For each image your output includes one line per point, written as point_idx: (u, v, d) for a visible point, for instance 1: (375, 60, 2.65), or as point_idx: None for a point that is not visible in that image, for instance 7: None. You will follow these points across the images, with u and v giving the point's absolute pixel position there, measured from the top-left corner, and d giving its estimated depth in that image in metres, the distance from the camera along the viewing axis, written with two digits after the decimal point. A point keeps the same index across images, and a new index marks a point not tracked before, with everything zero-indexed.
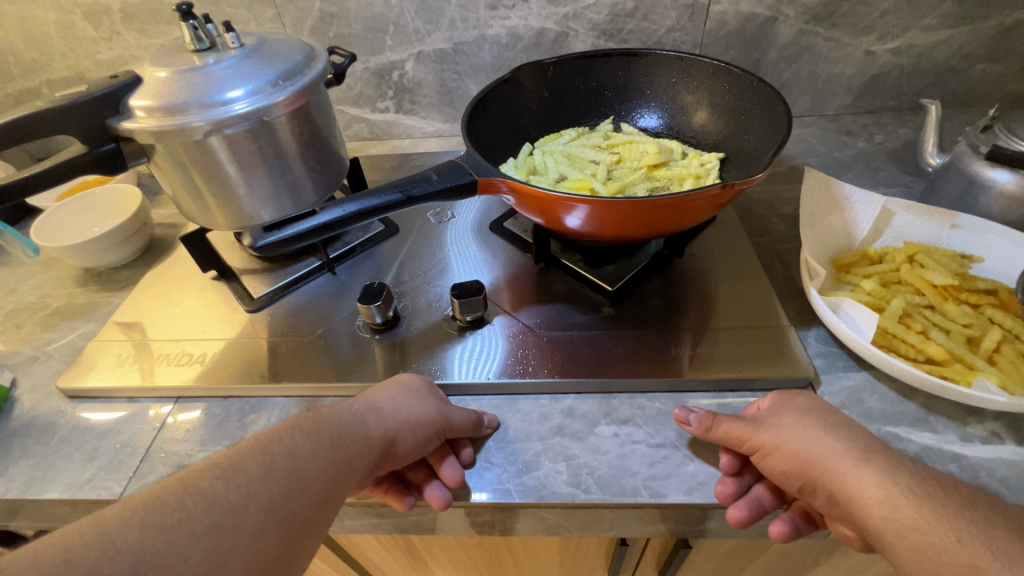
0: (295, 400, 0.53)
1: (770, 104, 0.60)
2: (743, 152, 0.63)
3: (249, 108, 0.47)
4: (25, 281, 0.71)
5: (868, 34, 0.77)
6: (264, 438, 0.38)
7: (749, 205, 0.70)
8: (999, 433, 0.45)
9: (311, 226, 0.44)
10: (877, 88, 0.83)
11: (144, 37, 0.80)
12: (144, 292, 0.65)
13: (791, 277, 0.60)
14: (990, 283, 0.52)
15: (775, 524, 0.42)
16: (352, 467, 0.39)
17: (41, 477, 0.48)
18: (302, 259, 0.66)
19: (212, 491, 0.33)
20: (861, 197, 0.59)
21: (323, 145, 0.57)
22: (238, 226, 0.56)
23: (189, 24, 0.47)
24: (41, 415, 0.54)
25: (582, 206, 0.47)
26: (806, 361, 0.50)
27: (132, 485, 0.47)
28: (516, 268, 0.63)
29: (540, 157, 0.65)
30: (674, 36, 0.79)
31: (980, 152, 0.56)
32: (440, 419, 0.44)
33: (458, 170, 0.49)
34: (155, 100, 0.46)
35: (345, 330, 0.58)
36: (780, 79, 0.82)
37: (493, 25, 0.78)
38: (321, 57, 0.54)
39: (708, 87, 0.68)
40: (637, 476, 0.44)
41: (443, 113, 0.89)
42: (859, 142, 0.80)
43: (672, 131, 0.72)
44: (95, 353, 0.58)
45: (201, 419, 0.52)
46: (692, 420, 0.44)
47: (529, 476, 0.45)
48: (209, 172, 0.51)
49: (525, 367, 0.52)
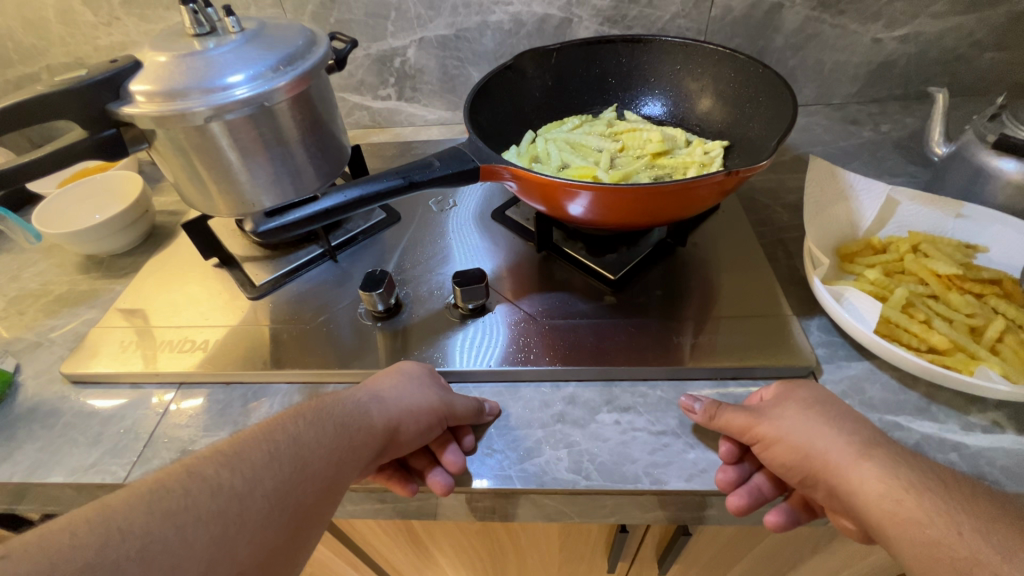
0: (297, 387, 0.53)
1: (775, 92, 0.59)
2: (748, 140, 0.63)
3: (250, 93, 0.46)
4: (27, 268, 0.71)
5: (875, 21, 0.76)
6: (267, 425, 0.38)
7: (752, 194, 0.70)
8: (1001, 422, 0.45)
9: (312, 212, 0.44)
10: (884, 77, 0.82)
11: (144, 22, 0.79)
12: (146, 279, 0.65)
13: (794, 267, 0.59)
14: (994, 273, 0.52)
15: (771, 514, 0.42)
16: (355, 456, 0.39)
17: (46, 462, 0.48)
18: (303, 247, 0.66)
19: (217, 479, 0.34)
20: (866, 186, 0.59)
21: (324, 131, 0.56)
22: (239, 213, 0.56)
23: (189, 7, 0.47)
24: (45, 401, 0.54)
25: (585, 193, 0.47)
26: (808, 350, 0.50)
27: (136, 470, 0.47)
28: (517, 256, 0.63)
29: (542, 145, 0.65)
30: (678, 23, 0.78)
31: (986, 141, 0.56)
32: (442, 407, 0.44)
33: (460, 156, 0.49)
34: (155, 85, 0.45)
35: (346, 318, 0.58)
36: (786, 67, 0.81)
37: (495, 11, 0.77)
38: (322, 42, 0.53)
39: (712, 74, 0.67)
40: (638, 463, 0.44)
41: (445, 101, 0.88)
42: (864, 131, 0.79)
43: (675, 119, 0.71)
44: (98, 340, 0.58)
45: (204, 405, 0.52)
46: (697, 408, 0.44)
47: (530, 463, 0.45)
48: (210, 159, 0.50)
49: (527, 355, 0.52)
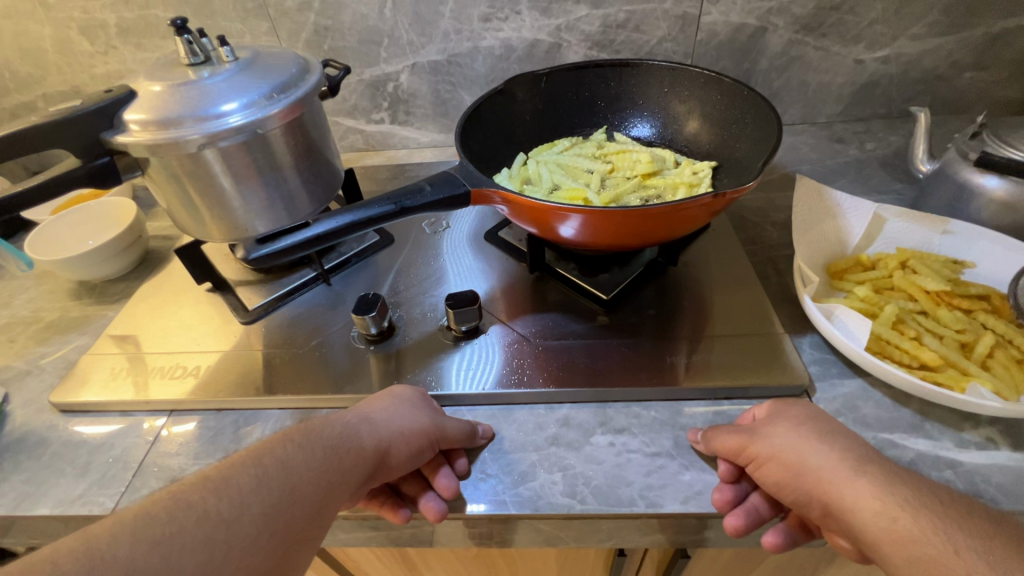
0: (290, 412, 0.53)
1: (761, 113, 0.61)
2: (735, 161, 0.64)
3: (244, 121, 0.47)
4: (19, 295, 0.70)
5: (857, 43, 0.78)
6: (256, 450, 0.38)
7: (742, 213, 0.70)
8: (994, 439, 0.45)
9: (304, 238, 0.44)
10: (867, 96, 0.84)
11: (140, 51, 0.81)
12: (138, 305, 0.65)
13: (785, 284, 0.60)
14: (983, 288, 0.52)
15: (769, 535, 0.42)
16: (345, 479, 0.39)
17: (33, 493, 0.47)
18: (297, 270, 0.67)
19: (204, 505, 0.33)
20: (853, 205, 0.60)
21: (317, 157, 0.57)
22: (232, 237, 0.56)
23: (184, 38, 0.48)
24: (33, 430, 0.53)
25: (576, 216, 0.47)
26: (801, 369, 0.50)
27: (124, 500, 0.46)
28: (511, 277, 0.63)
29: (534, 167, 0.66)
30: (665, 47, 0.79)
31: (969, 159, 0.57)
32: (434, 429, 0.44)
33: (451, 180, 0.49)
34: (149, 113, 0.46)
35: (340, 341, 0.58)
36: (771, 88, 0.83)
37: (486, 37, 0.79)
38: (315, 70, 0.54)
39: (699, 96, 0.68)
40: (633, 485, 0.44)
41: (438, 124, 0.89)
42: (850, 149, 0.81)
43: (664, 140, 0.72)
44: (88, 367, 0.57)
45: (195, 432, 0.52)
46: (699, 439, 0.45)
47: (524, 487, 0.44)
48: (204, 185, 0.51)
49: (520, 377, 0.52)
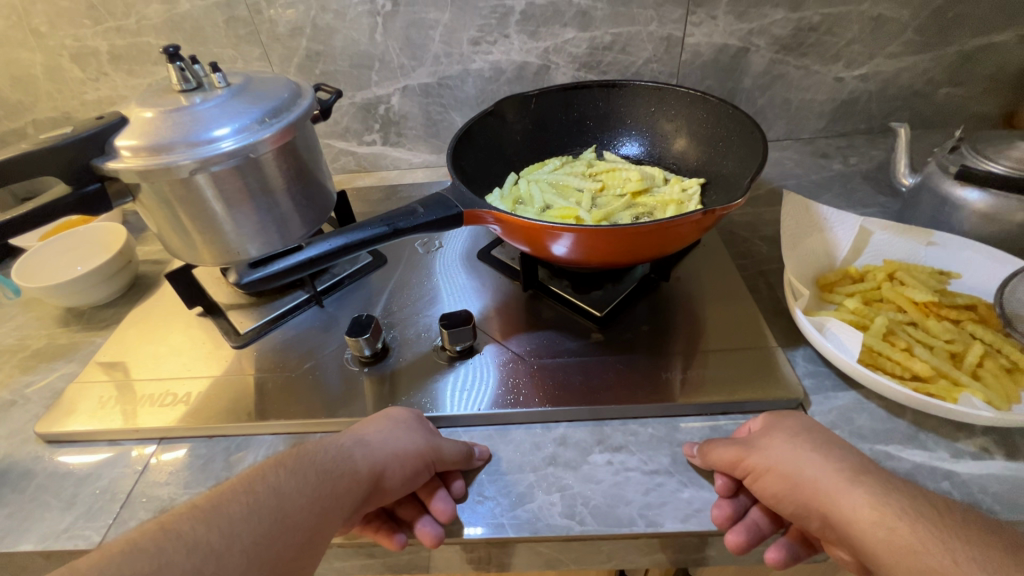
0: (283, 437, 0.52)
1: (746, 131, 0.62)
2: (723, 177, 0.65)
3: (236, 146, 0.47)
4: (5, 323, 0.69)
5: (836, 62, 0.80)
6: (248, 476, 0.37)
7: (731, 228, 0.71)
8: (989, 448, 0.45)
9: (297, 261, 0.44)
10: (849, 112, 0.86)
11: (132, 77, 0.81)
12: (127, 331, 0.64)
13: (776, 298, 0.61)
14: (969, 299, 0.53)
15: (770, 551, 0.41)
16: (339, 504, 0.38)
17: (17, 528, 0.46)
18: (289, 293, 0.66)
19: (193, 537, 0.33)
20: (839, 218, 0.61)
21: (310, 180, 0.57)
22: (224, 261, 0.55)
23: (176, 65, 0.48)
24: (17, 462, 0.52)
25: (568, 234, 0.47)
26: (795, 382, 0.50)
27: (111, 533, 0.45)
28: (504, 295, 0.63)
29: (525, 186, 0.67)
30: (651, 67, 0.81)
31: (950, 172, 0.58)
32: (430, 451, 0.43)
33: (444, 201, 0.50)
34: (141, 140, 0.46)
35: (333, 363, 0.57)
36: (755, 105, 0.85)
37: (476, 59, 0.80)
38: (307, 94, 0.55)
39: (685, 115, 0.70)
40: (632, 504, 0.43)
41: (430, 145, 0.90)
42: (835, 164, 0.82)
43: (653, 158, 0.73)
44: (75, 396, 0.56)
45: (185, 460, 0.51)
46: (695, 452, 0.45)
47: (522, 509, 0.44)
48: (195, 210, 0.51)
49: (516, 397, 0.51)
